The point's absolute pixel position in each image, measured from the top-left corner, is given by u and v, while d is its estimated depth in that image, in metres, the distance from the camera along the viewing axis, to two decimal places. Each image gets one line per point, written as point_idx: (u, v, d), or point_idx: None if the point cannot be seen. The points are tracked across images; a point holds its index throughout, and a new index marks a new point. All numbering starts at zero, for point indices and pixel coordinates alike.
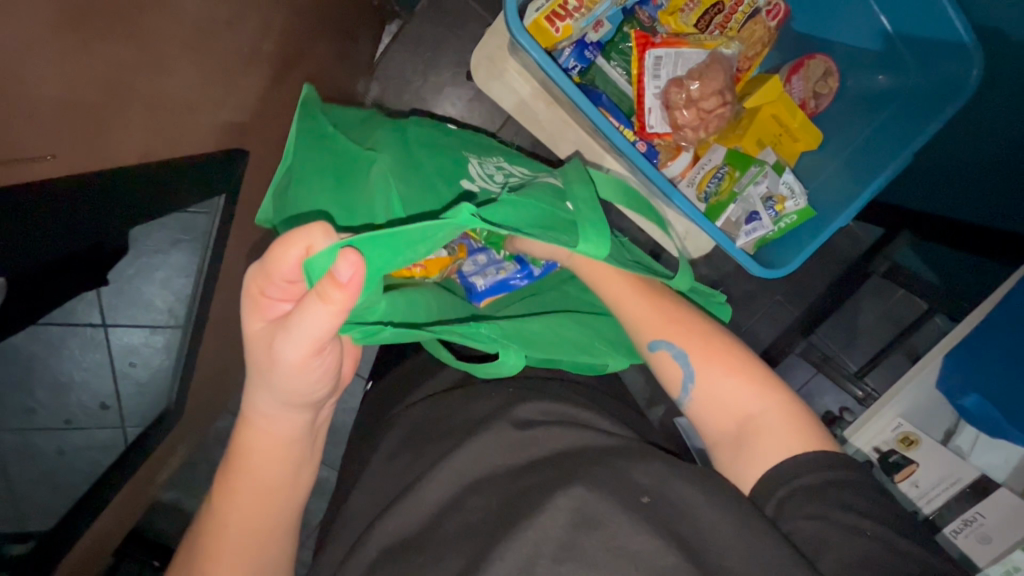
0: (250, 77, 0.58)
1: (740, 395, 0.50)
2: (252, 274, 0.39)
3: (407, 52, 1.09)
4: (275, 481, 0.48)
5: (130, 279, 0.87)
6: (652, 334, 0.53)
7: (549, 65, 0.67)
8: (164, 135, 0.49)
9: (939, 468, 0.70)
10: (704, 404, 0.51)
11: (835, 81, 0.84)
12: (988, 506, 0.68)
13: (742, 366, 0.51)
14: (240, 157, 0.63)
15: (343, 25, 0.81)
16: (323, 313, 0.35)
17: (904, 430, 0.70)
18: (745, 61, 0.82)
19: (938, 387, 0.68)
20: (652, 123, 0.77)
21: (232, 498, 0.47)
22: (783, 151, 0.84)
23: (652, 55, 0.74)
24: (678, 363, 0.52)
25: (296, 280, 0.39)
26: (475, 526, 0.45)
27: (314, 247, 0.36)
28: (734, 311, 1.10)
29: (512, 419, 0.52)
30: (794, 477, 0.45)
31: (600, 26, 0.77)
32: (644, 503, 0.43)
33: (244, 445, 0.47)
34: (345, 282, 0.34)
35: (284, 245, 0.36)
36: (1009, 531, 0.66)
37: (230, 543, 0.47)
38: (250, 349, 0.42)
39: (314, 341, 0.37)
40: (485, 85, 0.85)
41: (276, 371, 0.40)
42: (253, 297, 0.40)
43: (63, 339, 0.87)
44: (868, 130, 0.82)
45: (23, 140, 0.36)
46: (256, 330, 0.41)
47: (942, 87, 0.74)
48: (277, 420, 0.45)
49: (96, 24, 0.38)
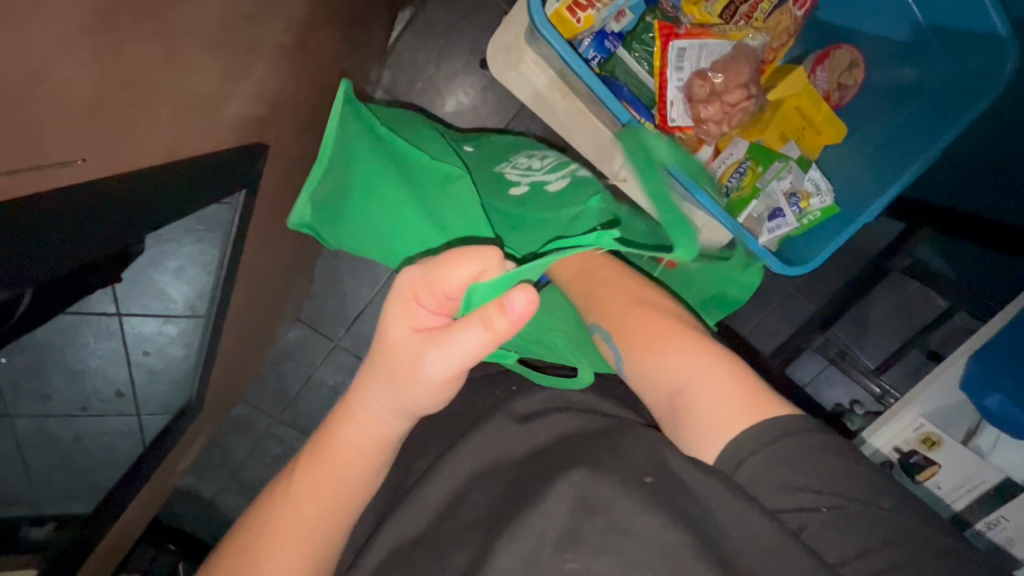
0: (271, 66, 0.57)
1: (665, 369, 0.48)
2: (410, 276, 0.38)
3: (419, 40, 1.07)
4: (359, 482, 0.45)
5: (143, 268, 0.81)
6: (587, 319, 0.55)
7: (572, 58, 0.65)
8: (186, 133, 0.48)
9: (961, 470, 0.68)
10: (639, 377, 0.50)
11: (859, 74, 0.83)
12: (1014, 509, 0.66)
13: (663, 336, 0.49)
14: (259, 151, 0.62)
15: (358, 12, 0.80)
16: (481, 338, 0.36)
17: (926, 431, 0.68)
18: (769, 51, 0.78)
19: (961, 388, 0.66)
20: (674, 117, 0.74)
21: (310, 489, 0.43)
22: (805, 144, 0.81)
23: (675, 47, 0.70)
24: (607, 344, 0.53)
25: (453, 297, 0.38)
26: (479, 521, 0.44)
27: (485, 272, 0.36)
28: (748, 306, 1.09)
29: (514, 415, 0.54)
30: (747, 457, 0.42)
31: (621, 16, 0.74)
32: (646, 482, 0.41)
33: (341, 439, 0.43)
34: (514, 315, 0.35)
35: (457, 262, 0.36)
36: None
37: (297, 533, 0.44)
38: (383, 355, 0.39)
39: (466, 361, 0.37)
40: (500, 74, 0.83)
41: (415, 381, 0.38)
42: (406, 301, 0.38)
43: (77, 327, 0.79)
44: (893, 125, 0.79)
45: (55, 148, 0.35)
46: (398, 336, 0.38)
47: (971, 81, 0.73)
48: (387, 423, 0.43)
49: (128, 23, 0.36)
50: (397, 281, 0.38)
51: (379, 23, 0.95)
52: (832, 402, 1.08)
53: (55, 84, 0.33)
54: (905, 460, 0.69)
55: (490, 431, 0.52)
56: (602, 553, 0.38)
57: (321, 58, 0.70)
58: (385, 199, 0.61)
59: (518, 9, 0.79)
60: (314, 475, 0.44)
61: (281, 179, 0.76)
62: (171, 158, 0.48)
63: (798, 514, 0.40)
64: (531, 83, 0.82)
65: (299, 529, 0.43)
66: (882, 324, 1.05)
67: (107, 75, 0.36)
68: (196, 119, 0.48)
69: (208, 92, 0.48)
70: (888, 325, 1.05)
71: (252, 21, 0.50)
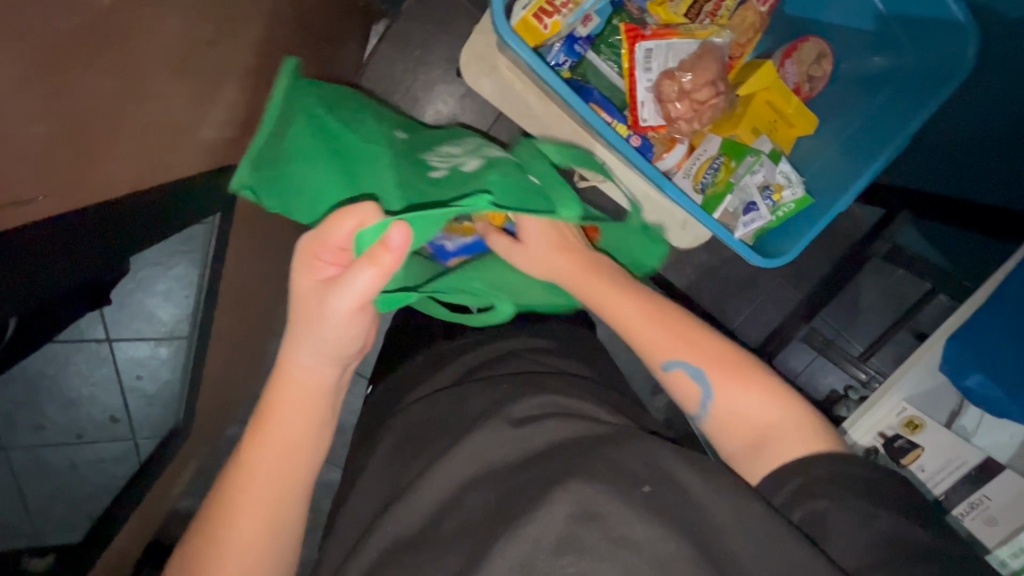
0: (239, 87, 0.57)
1: (754, 409, 0.54)
2: (307, 237, 0.47)
3: (395, 51, 1.08)
4: (302, 441, 0.50)
5: (130, 293, 0.87)
6: (664, 355, 0.57)
7: (539, 65, 0.66)
8: (154, 160, 0.48)
9: (944, 452, 0.68)
10: (720, 422, 0.56)
11: (828, 64, 0.83)
12: (994, 488, 0.66)
13: (751, 376, 0.55)
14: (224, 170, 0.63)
15: (329, 28, 0.81)
16: (373, 275, 0.44)
17: (908, 414, 0.68)
18: (735, 48, 0.79)
19: (943, 369, 0.66)
20: (646, 117, 0.74)
21: (258, 456, 0.49)
22: (778, 137, 0.83)
23: (641, 48, 0.72)
24: (693, 380, 0.56)
25: (346, 247, 0.48)
26: (474, 522, 0.46)
27: (366, 220, 0.47)
28: (737, 298, 1.10)
29: (508, 418, 0.54)
30: (799, 474, 0.49)
31: (588, 20, 0.75)
32: (645, 491, 0.45)
33: (279, 401, 0.50)
34: (397, 247, 0.43)
35: (341, 217, 0.47)
36: (1016, 511, 0.65)
37: (253, 503, 0.48)
38: (296, 308, 0.48)
39: (364, 298, 0.46)
40: (474, 82, 0.84)
41: (326, 322, 0.46)
42: (306, 259, 0.48)
43: (69, 355, 0.89)
44: (863, 114, 0.81)
45: (17, 188, 0.35)
46: (304, 289, 0.48)
47: (937, 68, 0.74)
48: (312, 374, 0.50)
49: (87, 60, 0.37)
50: (298, 244, 0.48)
51: (354, 37, 0.96)
52: (826, 389, 1.08)
53: (11, 123, 0.33)
54: (889, 446, 0.70)
55: (481, 433, 0.52)
56: (600, 558, 0.42)
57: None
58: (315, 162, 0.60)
59: (486, 18, 0.79)
60: (260, 451, 0.49)
61: None
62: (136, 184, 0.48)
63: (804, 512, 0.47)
64: (507, 88, 0.83)
65: (256, 500, 0.48)
66: (871, 309, 1.06)
67: (66, 112, 0.37)
68: (162, 144, 0.48)
69: (175, 119, 0.49)
70: (877, 309, 1.06)
71: (218, 44, 0.50)
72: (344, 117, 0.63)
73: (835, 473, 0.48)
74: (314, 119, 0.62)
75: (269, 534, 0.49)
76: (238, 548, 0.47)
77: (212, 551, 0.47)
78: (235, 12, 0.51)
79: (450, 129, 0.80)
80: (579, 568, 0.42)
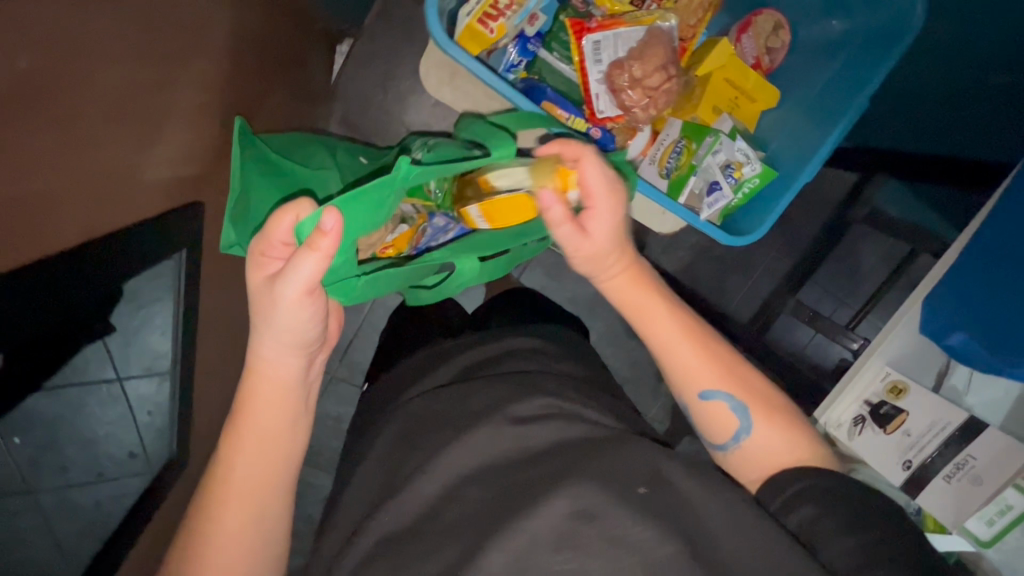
0: (181, 124, 0.59)
1: (778, 444, 0.57)
2: (257, 240, 0.55)
3: (364, 68, 1.10)
4: (275, 426, 0.58)
5: (135, 329, 0.68)
6: (709, 385, 0.58)
7: (482, 71, 0.67)
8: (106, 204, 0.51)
9: (929, 414, 0.65)
10: (744, 452, 0.58)
11: (786, 34, 0.84)
12: (980, 447, 0.62)
13: (780, 413, 0.59)
14: (197, 209, 0.66)
15: (287, 54, 0.83)
16: (314, 260, 0.48)
17: (893, 379, 0.66)
18: (686, 29, 0.79)
19: (923, 331, 0.66)
20: (602, 109, 0.75)
21: (238, 442, 0.57)
22: (741, 113, 0.83)
23: (589, 41, 0.72)
24: (735, 412, 0.58)
25: (290, 242, 0.54)
26: (465, 520, 0.49)
27: (302, 215, 0.53)
28: (732, 275, 1.08)
29: (510, 416, 0.57)
30: (794, 483, 0.53)
31: (535, 19, 0.76)
32: (641, 494, 0.48)
33: (251, 391, 0.58)
34: (331, 231, 0.46)
35: (280, 214, 0.52)
36: (1000, 468, 0.61)
37: (236, 484, 0.56)
38: (253, 300, 0.55)
39: (309, 280, 0.50)
40: (438, 90, 0.87)
41: (277, 310, 0.52)
42: (256, 256, 0.55)
43: (81, 399, 0.67)
44: (825, 80, 0.80)
45: None
46: (257, 282, 0.55)
47: (891, 26, 0.72)
48: (277, 365, 0.57)
49: None
50: (252, 246, 0.55)
51: (318, 59, 0.98)
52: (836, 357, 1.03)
53: None
54: (875, 414, 0.67)
55: (482, 431, 0.56)
56: (596, 557, 0.45)
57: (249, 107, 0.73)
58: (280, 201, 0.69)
59: None
60: (241, 438, 0.57)
61: None
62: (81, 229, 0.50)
63: (796, 519, 0.50)
64: (465, 96, 0.84)
65: (239, 490, 0.56)
66: (870, 274, 1.04)
67: None
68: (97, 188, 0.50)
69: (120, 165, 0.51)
70: (877, 273, 1.04)
71: (144, 85, 0.51)
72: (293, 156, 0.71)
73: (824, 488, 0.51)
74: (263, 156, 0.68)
75: (250, 522, 0.56)
76: (226, 529, 0.55)
77: (201, 537, 0.54)
78: (172, 55, 0.54)
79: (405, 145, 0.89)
80: (573, 566, 0.44)
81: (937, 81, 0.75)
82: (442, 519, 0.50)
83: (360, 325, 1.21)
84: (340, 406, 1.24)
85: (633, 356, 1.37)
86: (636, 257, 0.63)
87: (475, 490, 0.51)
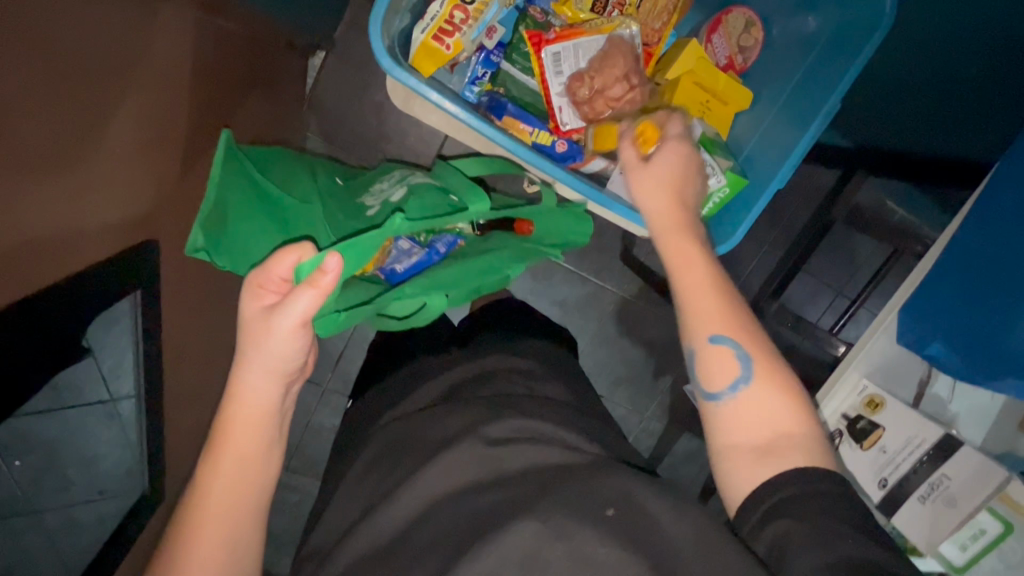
0: (130, 154, 0.58)
1: (785, 410, 0.50)
2: (254, 270, 0.53)
3: (339, 75, 1.09)
4: (252, 451, 0.56)
5: (117, 351, 0.65)
6: (716, 326, 0.53)
7: (426, 90, 0.63)
8: (53, 237, 0.50)
9: (903, 430, 0.64)
10: (740, 409, 0.51)
11: (758, 31, 0.81)
12: (954, 467, 0.61)
13: (780, 378, 0.52)
14: (152, 249, 0.64)
15: (247, 69, 0.82)
16: (312, 295, 0.49)
17: (870, 392, 0.66)
18: (652, 34, 0.77)
19: (901, 341, 0.65)
20: (566, 121, 0.74)
21: (215, 469, 0.54)
22: (715, 115, 0.79)
23: (548, 53, 0.70)
24: (736, 358, 0.52)
25: (289, 279, 0.53)
26: (430, 547, 0.48)
27: (304, 256, 0.52)
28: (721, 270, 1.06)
29: (482, 437, 0.55)
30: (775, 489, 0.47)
31: (493, 32, 0.75)
32: (609, 514, 0.46)
33: (229, 417, 0.55)
34: (332, 272, 0.48)
35: (283, 252, 0.51)
36: (977, 489, 0.60)
37: (210, 513, 0.53)
38: (243, 332, 0.54)
39: (306, 316, 0.51)
40: (407, 106, 0.86)
41: (271, 340, 0.52)
42: (252, 289, 0.53)
43: (78, 421, 0.69)
44: (796, 79, 0.77)
45: None
46: (251, 315, 0.53)
47: (859, 20, 0.70)
48: (260, 392, 0.55)
49: None
50: (247, 276, 0.53)
51: (286, 70, 0.97)
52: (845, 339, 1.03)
53: None
54: (852, 428, 0.66)
55: (454, 452, 0.54)
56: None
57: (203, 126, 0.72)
58: (251, 223, 0.69)
59: None
60: (221, 465, 0.54)
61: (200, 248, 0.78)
62: (39, 269, 0.49)
63: (768, 537, 0.45)
64: (431, 112, 0.83)
65: (216, 520, 0.53)
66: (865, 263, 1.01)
67: None
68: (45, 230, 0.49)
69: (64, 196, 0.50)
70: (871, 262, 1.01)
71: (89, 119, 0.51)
72: (275, 178, 0.72)
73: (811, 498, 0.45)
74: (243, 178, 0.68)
75: (228, 551, 0.54)
76: (200, 563, 0.52)
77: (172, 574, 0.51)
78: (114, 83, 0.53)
79: (379, 170, 0.90)
80: None
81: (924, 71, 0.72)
82: (409, 546, 0.49)
83: (348, 337, 1.20)
84: (334, 417, 1.24)
85: (627, 356, 1.36)
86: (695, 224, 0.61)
87: (441, 516, 0.50)
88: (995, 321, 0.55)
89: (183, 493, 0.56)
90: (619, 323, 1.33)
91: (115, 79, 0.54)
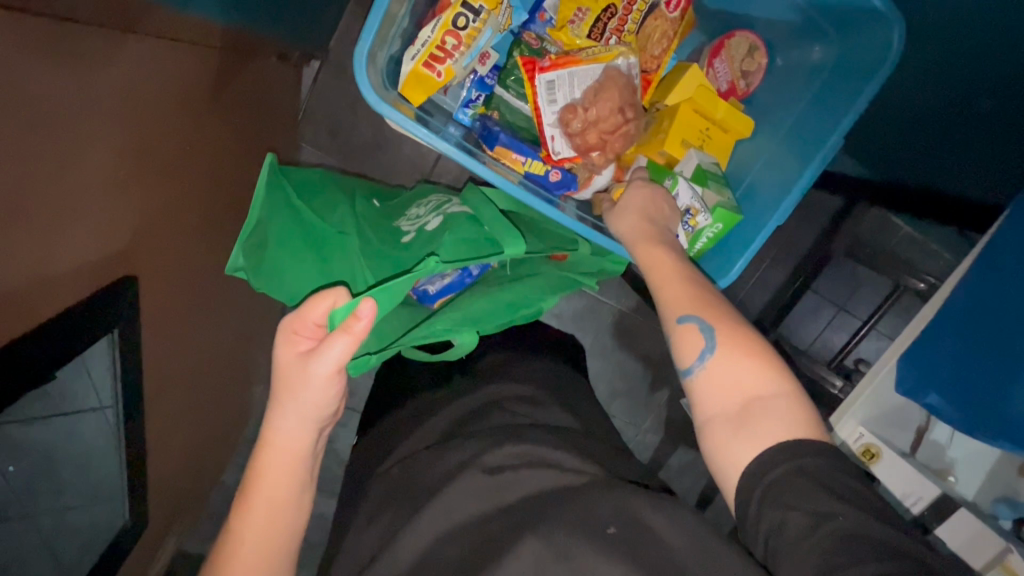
0: (110, 174, 0.56)
1: (754, 374, 0.49)
2: (287, 317, 0.52)
3: (334, 84, 1.07)
4: (284, 497, 0.54)
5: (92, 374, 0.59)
6: (681, 308, 0.55)
7: (410, 127, 0.63)
8: (29, 263, 0.49)
9: (901, 483, 0.66)
10: (710, 376, 0.51)
11: (762, 56, 0.78)
12: (954, 525, 0.65)
13: (758, 349, 0.51)
14: (131, 285, 0.63)
15: (238, 82, 0.80)
16: (345, 342, 0.49)
17: (865, 442, 0.67)
18: (651, 60, 0.76)
19: (899, 390, 0.63)
20: (558, 151, 0.72)
21: (246, 515, 0.53)
22: (716, 144, 0.77)
23: (543, 82, 0.68)
24: (701, 332, 0.52)
25: (323, 323, 0.52)
26: None
27: (338, 302, 0.51)
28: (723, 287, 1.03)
29: (483, 466, 0.53)
30: (775, 467, 0.44)
31: (486, 58, 0.73)
32: (610, 534, 0.45)
33: (262, 461, 0.54)
34: (366, 318, 0.48)
35: (317, 299, 0.51)
36: (978, 549, 0.63)
37: (242, 561, 0.52)
38: (279, 376, 0.53)
39: (342, 362, 0.50)
40: None
41: (307, 387, 0.51)
42: (288, 332, 0.52)
43: (70, 443, 0.62)
44: (799, 109, 0.75)
45: None
46: (287, 359, 0.52)
47: (867, 56, 0.67)
48: (295, 437, 0.53)
49: None
50: (281, 321, 0.52)
51: (279, 80, 0.95)
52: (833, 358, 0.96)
53: None
54: None
55: (455, 487, 0.52)
56: None
57: (189, 141, 0.70)
58: (295, 253, 0.72)
59: None
60: (253, 514, 0.53)
61: (187, 263, 0.76)
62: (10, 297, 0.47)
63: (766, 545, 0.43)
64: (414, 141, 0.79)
65: (247, 567, 0.52)
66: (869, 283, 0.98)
67: None
68: (25, 252, 0.48)
69: (41, 217, 0.49)
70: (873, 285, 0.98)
71: (66, 144, 0.49)
72: (317, 209, 0.73)
73: (799, 480, 0.43)
74: (286, 209, 0.71)
75: None
76: None
77: None
78: (93, 105, 0.52)
79: (425, 189, 0.90)
80: None
81: (937, 95, 0.70)
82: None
83: None
84: None
85: (624, 368, 1.34)
86: (666, 236, 0.64)
87: (429, 556, 0.49)
88: (1000, 382, 0.54)
89: (217, 539, 0.55)
90: (616, 336, 1.31)
91: (102, 102, 0.53)
